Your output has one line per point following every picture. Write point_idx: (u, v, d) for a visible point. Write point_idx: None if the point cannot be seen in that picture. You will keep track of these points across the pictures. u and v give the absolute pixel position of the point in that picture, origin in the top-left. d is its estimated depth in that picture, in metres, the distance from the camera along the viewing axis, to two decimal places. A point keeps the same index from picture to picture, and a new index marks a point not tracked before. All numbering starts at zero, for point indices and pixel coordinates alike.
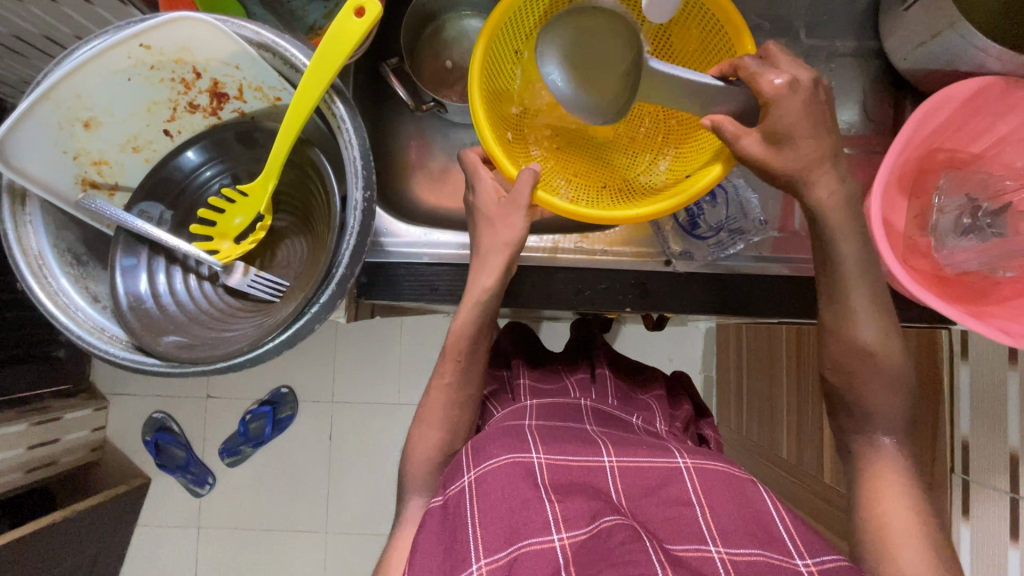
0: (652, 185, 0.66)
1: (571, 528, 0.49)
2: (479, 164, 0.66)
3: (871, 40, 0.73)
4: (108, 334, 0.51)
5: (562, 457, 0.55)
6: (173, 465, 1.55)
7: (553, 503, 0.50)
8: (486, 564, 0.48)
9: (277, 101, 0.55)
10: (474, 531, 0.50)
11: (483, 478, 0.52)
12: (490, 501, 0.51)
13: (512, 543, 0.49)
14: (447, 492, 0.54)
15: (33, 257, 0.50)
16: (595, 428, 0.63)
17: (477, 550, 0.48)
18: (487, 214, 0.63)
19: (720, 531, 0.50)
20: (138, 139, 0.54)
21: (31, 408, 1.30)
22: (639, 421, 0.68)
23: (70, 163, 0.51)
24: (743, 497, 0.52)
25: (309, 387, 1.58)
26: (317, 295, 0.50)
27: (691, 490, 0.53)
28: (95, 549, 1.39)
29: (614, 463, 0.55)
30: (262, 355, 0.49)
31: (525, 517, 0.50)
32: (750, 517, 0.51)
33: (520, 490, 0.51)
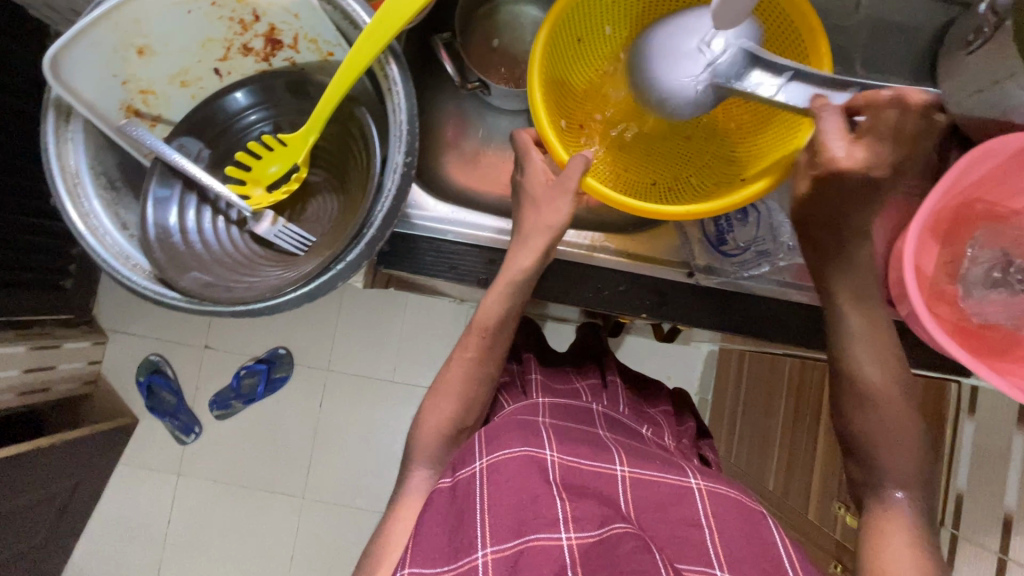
0: (702, 186, 0.67)
1: (580, 529, 0.49)
2: (530, 145, 0.68)
3: (927, 82, 0.72)
4: (133, 262, 0.51)
5: (575, 459, 0.55)
6: (163, 410, 1.56)
7: (564, 501, 0.51)
8: (491, 553, 0.48)
9: (329, 56, 0.55)
10: (483, 520, 0.50)
11: (495, 467, 0.53)
12: (498, 490, 0.51)
13: (520, 535, 0.49)
14: (457, 474, 0.55)
15: (69, 174, 0.50)
16: (607, 435, 0.63)
17: (484, 537, 0.49)
18: (533, 195, 0.65)
19: (728, 557, 0.50)
20: (188, 73, 0.55)
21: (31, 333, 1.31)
22: (649, 434, 0.69)
23: (117, 89, 0.51)
24: (748, 524, 0.53)
25: (307, 352, 1.59)
26: (344, 253, 0.50)
27: (702, 512, 0.53)
28: (75, 481, 1.39)
29: (625, 472, 0.55)
30: (280, 305, 0.49)
31: (534, 511, 0.50)
32: (760, 548, 0.51)
33: (531, 484, 0.52)
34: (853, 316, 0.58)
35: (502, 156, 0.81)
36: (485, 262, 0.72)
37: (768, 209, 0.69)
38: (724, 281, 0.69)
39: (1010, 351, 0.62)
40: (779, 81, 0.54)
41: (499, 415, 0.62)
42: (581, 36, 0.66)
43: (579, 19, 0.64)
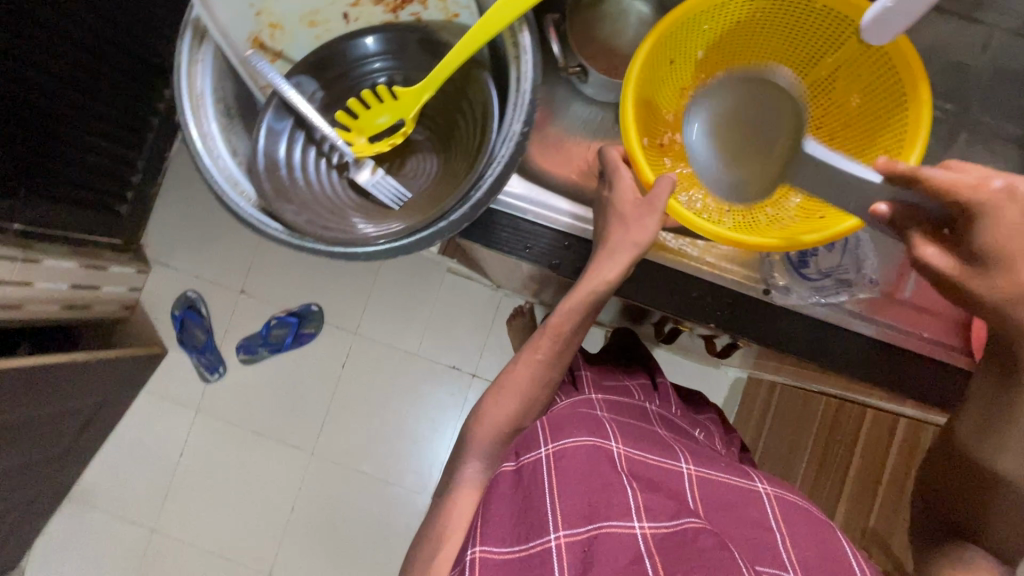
0: (778, 220, 0.66)
1: (652, 519, 0.51)
2: (620, 163, 0.67)
3: None
4: (240, 189, 0.52)
5: (640, 453, 0.57)
6: (192, 345, 1.61)
7: (636, 492, 0.52)
8: (565, 537, 0.50)
9: (454, 18, 0.56)
10: (555, 507, 0.51)
11: (562, 454, 0.54)
12: (569, 477, 0.52)
13: (593, 522, 0.50)
14: (520, 459, 0.56)
15: (195, 94, 0.51)
16: (665, 433, 0.66)
17: (557, 522, 0.50)
18: (622, 212, 0.64)
19: (800, 562, 0.52)
20: (317, 15, 0.55)
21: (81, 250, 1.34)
22: (701, 438, 0.71)
23: (250, 19, 0.52)
24: (813, 533, 0.54)
25: (338, 312, 1.61)
26: (450, 211, 0.50)
27: (771, 516, 0.55)
28: (100, 399, 1.43)
29: (692, 471, 0.57)
30: (378, 254, 0.50)
31: (605, 498, 0.52)
32: (828, 559, 0.53)
33: (603, 472, 0.53)
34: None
35: (585, 146, 0.80)
36: (560, 247, 0.72)
37: (856, 242, 0.71)
38: (800, 304, 0.67)
39: None
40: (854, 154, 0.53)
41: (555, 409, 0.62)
42: (675, 57, 0.67)
43: (675, 42, 0.65)
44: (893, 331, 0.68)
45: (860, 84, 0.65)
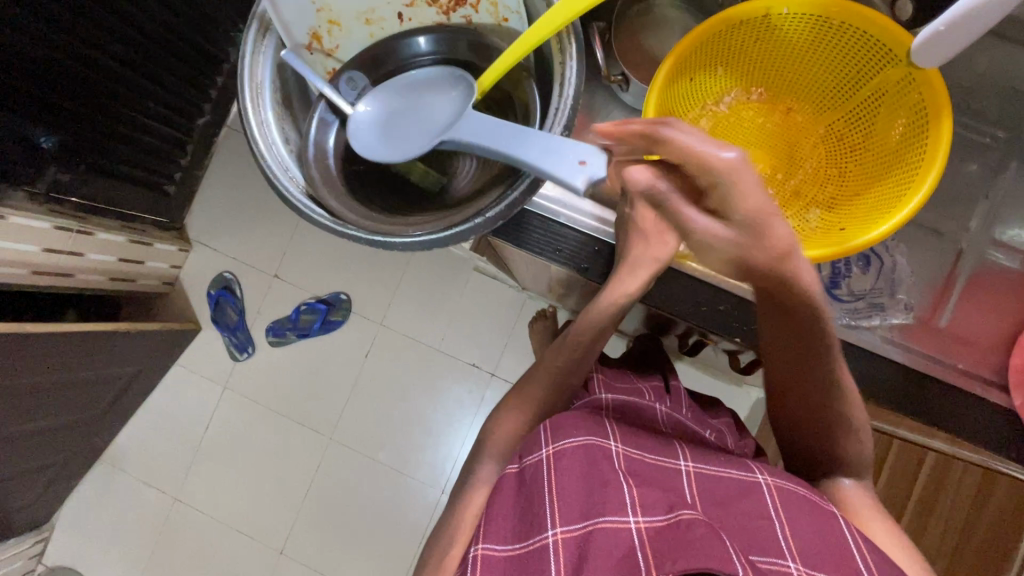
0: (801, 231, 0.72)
1: (647, 513, 0.51)
2: None
3: None
4: (290, 175, 0.55)
5: (638, 451, 0.58)
6: (225, 325, 1.67)
7: (631, 487, 0.54)
8: (562, 532, 0.52)
9: (504, 22, 0.57)
10: (552, 503, 0.53)
11: (561, 455, 0.56)
12: (568, 477, 0.54)
13: (588, 518, 0.52)
14: (524, 461, 0.58)
15: (256, 83, 0.54)
16: (671, 436, 0.66)
17: (553, 518, 0.52)
18: (641, 229, 0.62)
19: (799, 549, 0.52)
20: (372, 14, 0.58)
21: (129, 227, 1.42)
22: (712, 438, 0.70)
23: (310, 14, 0.55)
24: (819, 525, 0.54)
25: (366, 302, 1.65)
26: (486, 209, 0.53)
27: (770, 505, 0.55)
28: (136, 368, 1.50)
29: (690, 468, 0.58)
30: (416, 245, 0.52)
31: (600, 496, 0.53)
32: (832, 551, 0.52)
33: (600, 470, 0.55)
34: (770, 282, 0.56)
35: None
36: (590, 251, 0.73)
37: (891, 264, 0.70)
38: (831, 325, 0.66)
39: None
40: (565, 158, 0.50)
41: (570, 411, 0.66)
42: (695, 76, 0.72)
43: (693, 63, 0.71)
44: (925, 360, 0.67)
45: (906, 107, 0.66)
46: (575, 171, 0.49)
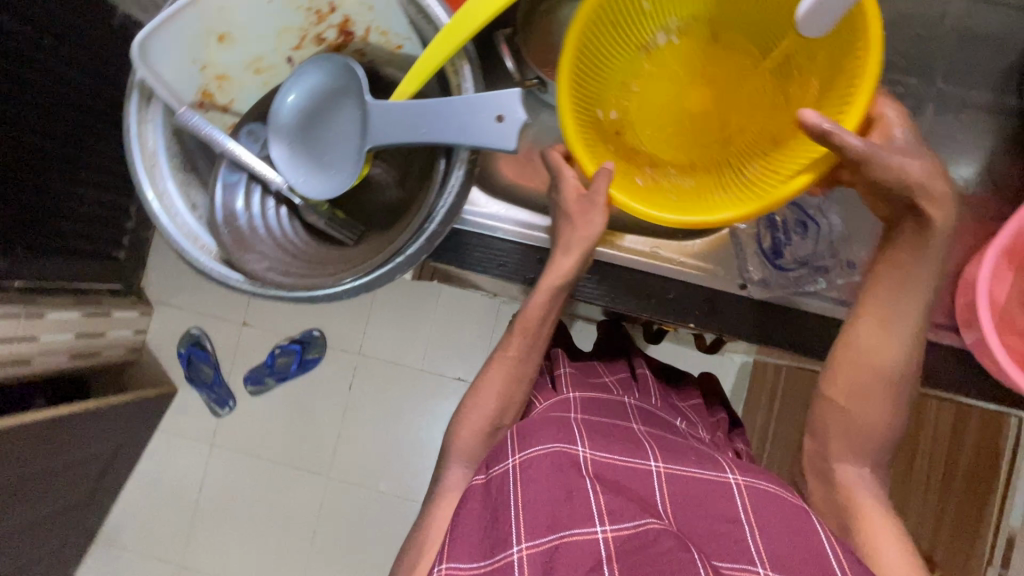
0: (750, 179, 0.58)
1: (615, 522, 0.51)
2: (563, 163, 0.66)
3: (1011, 97, 0.68)
4: (201, 243, 0.53)
5: (608, 455, 0.57)
6: (200, 382, 1.63)
7: (598, 495, 0.52)
8: (528, 548, 0.51)
9: (397, 50, 0.55)
10: (519, 516, 0.52)
11: (529, 464, 0.55)
12: (534, 487, 0.53)
13: (554, 531, 0.51)
14: (491, 472, 0.58)
15: (148, 154, 0.52)
16: (641, 428, 0.64)
17: (519, 534, 0.51)
18: (567, 210, 0.63)
19: (772, 558, 0.50)
20: (262, 62, 0.55)
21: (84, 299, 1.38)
22: (683, 426, 0.70)
23: (196, 73, 0.53)
24: (793, 522, 0.52)
25: (340, 335, 1.62)
26: (404, 246, 0.50)
27: (742, 510, 0.53)
28: (117, 443, 1.46)
29: (660, 468, 0.56)
30: (339, 294, 0.50)
31: (569, 508, 0.52)
32: (804, 548, 0.51)
33: (567, 480, 0.54)
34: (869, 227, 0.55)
35: None
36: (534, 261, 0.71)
37: (829, 228, 0.69)
38: (781, 295, 0.66)
39: None
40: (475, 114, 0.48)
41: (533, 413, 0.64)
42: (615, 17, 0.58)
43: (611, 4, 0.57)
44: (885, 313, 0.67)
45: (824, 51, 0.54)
46: (499, 131, 0.47)
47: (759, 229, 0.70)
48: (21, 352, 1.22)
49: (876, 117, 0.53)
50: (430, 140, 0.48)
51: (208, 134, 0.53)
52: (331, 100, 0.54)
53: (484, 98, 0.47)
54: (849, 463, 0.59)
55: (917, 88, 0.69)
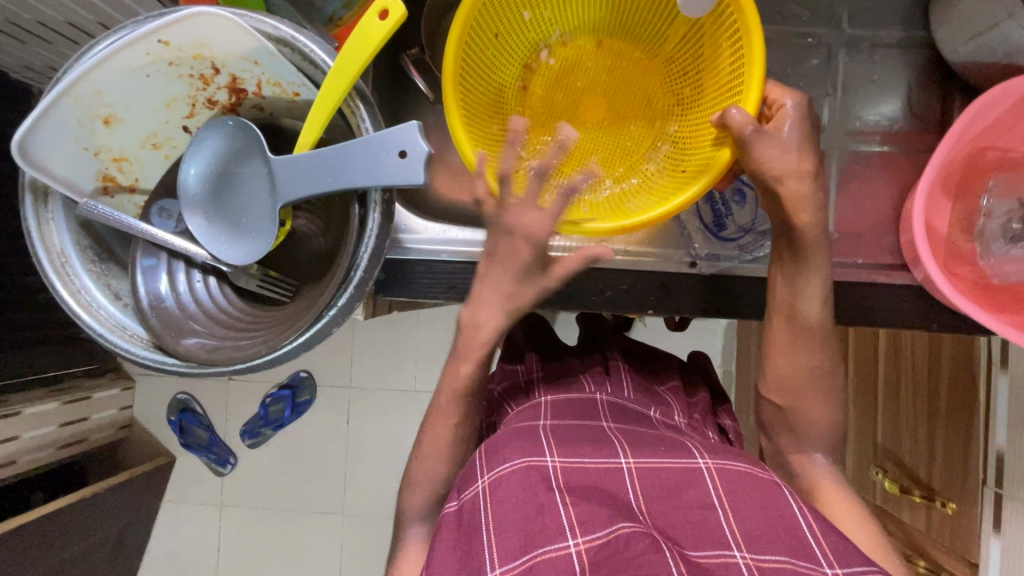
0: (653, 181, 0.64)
1: (586, 532, 0.50)
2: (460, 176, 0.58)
3: (921, 30, 0.68)
4: (130, 332, 0.51)
5: (577, 459, 0.56)
6: (197, 445, 1.57)
7: (568, 507, 0.52)
8: (501, 573, 0.49)
9: (296, 98, 0.53)
10: (489, 540, 0.51)
11: (497, 484, 0.55)
12: (504, 508, 0.53)
13: (527, 552, 0.50)
14: (463, 497, 0.57)
15: (56, 254, 0.50)
16: (612, 425, 0.63)
17: (492, 559, 0.50)
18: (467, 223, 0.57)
19: (745, 537, 0.51)
20: (158, 135, 0.53)
21: (61, 387, 1.32)
22: (657, 415, 0.69)
23: (90, 160, 0.51)
24: (768, 501, 0.53)
25: (328, 373, 1.57)
26: (335, 298, 0.49)
27: (714, 493, 0.54)
28: (123, 525, 1.41)
29: (631, 463, 0.56)
30: (280, 358, 0.48)
31: (539, 523, 0.51)
32: (777, 524, 0.51)
33: (536, 496, 0.53)
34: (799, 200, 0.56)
35: None
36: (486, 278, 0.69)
37: None
38: (731, 267, 0.67)
39: None
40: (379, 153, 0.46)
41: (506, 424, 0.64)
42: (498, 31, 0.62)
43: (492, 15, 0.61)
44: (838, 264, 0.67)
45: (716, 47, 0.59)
46: (404, 166, 0.46)
47: (697, 204, 0.70)
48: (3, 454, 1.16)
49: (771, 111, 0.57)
50: (341, 187, 0.47)
51: (123, 223, 0.51)
52: (231, 163, 0.52)
53: (382, 136, 0.46)
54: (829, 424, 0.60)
55: (829, 37, 0.68)
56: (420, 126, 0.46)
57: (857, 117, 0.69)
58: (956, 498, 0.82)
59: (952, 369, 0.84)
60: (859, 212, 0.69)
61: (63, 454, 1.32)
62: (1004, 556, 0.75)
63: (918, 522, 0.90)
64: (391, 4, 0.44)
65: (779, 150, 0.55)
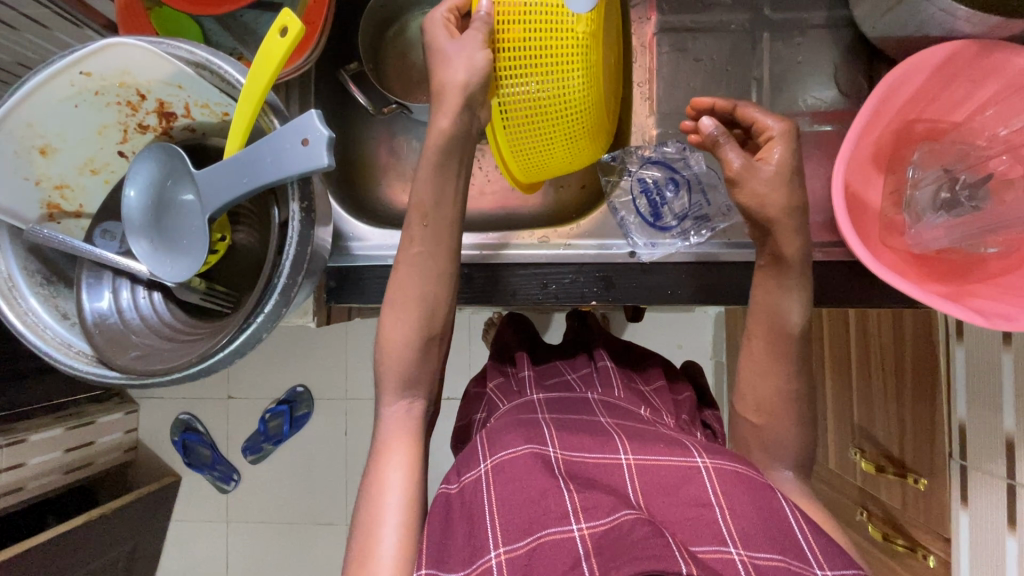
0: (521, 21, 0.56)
1: (590, 518, 0.49)
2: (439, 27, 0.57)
3: (843, 9, 0.69)
4: (75, 349, 0.54)
5: (577, 454, 0.57)
6: (201, 463, 1.59)
7: (573, 494, 0.51)
8: (504, 553, 0.49)
9: (225, 117, 0.56)
10: (493, 519, 0.51)
11: (501, 466, 0.56)
12: (507, 487, 0.53)
13: (531, 532, 0.50)
14: (463, 479, 0.58)
15: (2, 279, 0.53)
16: (608, 419, 0.64)
17: (496, 538, 0.50)
18: (437, 48, 0.57)
19: (741, 534, 0.49)
20: (95, 162, 0.57)
21: (66, 413, 1.35)
22: (647, 413, 0.68)
23: (32, 189, 0.55)
24: (761, 499, 0.51)
25: (321, 385, 1.56)
26: (261, 305, 0.51)
27: (711, 492, 0.52)
28: (133, 544, 1.42)
29: (631, 459, 0.56)
30: (215, 364, 0.50)
31: (543, 506, 0.51)
32: (771, 522, 0.50)
33: (540, 480, 0.53)
34: (753, 187, 0.56)
35: None
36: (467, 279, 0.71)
37: (694, 175, 0.72)
38: (667, 253, 0.67)
39: (976, 271, 0.61)
40: (295, 148, 0.48)
41: (500, 416, 0.66)
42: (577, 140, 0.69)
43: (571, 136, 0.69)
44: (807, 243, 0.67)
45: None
46: (308, 153, 0.47)
47: (633, 195, 0.72)
48: (10, 482, 1.18)
49: (768, 137, 0.59)
50: (255, 186, 0.49)
51: (68, 246, 0.53)
52: (170, 183, 0.55)
53: (285, 129, 0.48)
54: (777, 405, 0.61)
55: (753, 20, 0.70)
56: (319, 113, 0.47)
57: (788, 98, 0.70)
58: (927, 472, 0.81)
59: (915, 342, 0.81)
60: None
61: (70, 479, 1.35)
62: (971, 527, 0.74)
63: (895, 500, 0.89)
64: (288, 21, 0.47)
65: (768, 184, 0.57)
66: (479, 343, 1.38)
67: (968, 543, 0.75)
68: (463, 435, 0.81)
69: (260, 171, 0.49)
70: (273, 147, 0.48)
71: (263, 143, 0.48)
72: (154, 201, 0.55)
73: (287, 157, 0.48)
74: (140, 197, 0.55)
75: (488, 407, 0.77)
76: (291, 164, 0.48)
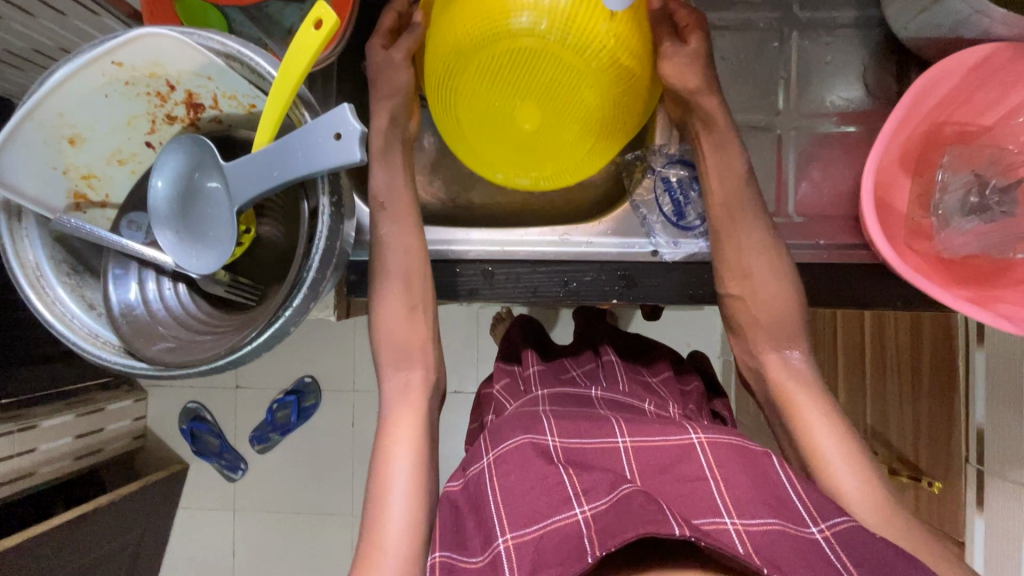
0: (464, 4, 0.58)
1: (591, 501, 0.49)
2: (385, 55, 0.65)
3: (875, 9, 0.68)
4: (102, 339, 0.55)
5: (576, 441, 0.56)
6: (209, 452, 1.59)
7: (572, 477, 0.52)
8: (512, 539, 0.48)
9: (253, 109, 0.55)
10: (499, 510, 0.51)
11: (502, 459, 0.55)
12: (509, 480, 0.53)
13: (536, 522, 0.49)
14: (468, 473, 0.58)
15: (30, 269, 0.54)
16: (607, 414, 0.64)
17: (502, 525, 0.49)
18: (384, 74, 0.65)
19: (736, 502, 0.50)
20: (123, 152, 0.57)
21: (75, 400, 1.35)
22: (650, 408, 0.67)
23: (60, 179, 0.55)
24: (761, 476, 0.51)
25: (331, 376, 1.56)
26: (289, 299, 0.51)
27: (705, 465, 0.53)
28: (141, 530, 1.43)
29: (627, 443, 0.56)
30: (241, 358, 0.51)
31: (546, 495, 0.51)
32: (767, 490, 0.50)
33: (535, 469, 0.53)
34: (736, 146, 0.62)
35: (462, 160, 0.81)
36: (448, 274, 0.71)
37: None
38: (691, 253, 0.68)
39: (1002, 275, 0.61)
40: (330, 142, 0.47)
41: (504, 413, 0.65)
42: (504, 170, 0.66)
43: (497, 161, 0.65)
44: (833, 245, 0.66)
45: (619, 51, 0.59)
46: (341, 147, 0.47)
47: (656, 194, 0.71)
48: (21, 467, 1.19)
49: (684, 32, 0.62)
50: (285, 180, 0.49)
51: (96, 236, 0.53)
52: (197, 175, 0.54)
53: (318, 121, 0.47)
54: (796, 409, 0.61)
55: (782, 19, 0.69)
56: (351, 107, 0.47)
57: (814, 99, 0.69)
58: (942, 476, 0.80)
59: (932, 346, 0.80)
60: (820, 193, 0.69)
61: (80, 465, 1.35)
62: (987, 531, 0.75)
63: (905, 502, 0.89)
64: (323, 14, 0.46)
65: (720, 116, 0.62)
66: (489, 338, 1.37)
67: (980, 544, 0.76)
68: (479, 429, 0.81)
69: (291, 165, 0.48)
70: (303, 140, 0.48)
71: (294, 135, 0.48)
72: (178, 191, 0.55)
73: (316, 152, 0.48)
74: (165, 187, 0.55)
75: (496, 409, 0.76)
76: (324, 157, 0.48)
